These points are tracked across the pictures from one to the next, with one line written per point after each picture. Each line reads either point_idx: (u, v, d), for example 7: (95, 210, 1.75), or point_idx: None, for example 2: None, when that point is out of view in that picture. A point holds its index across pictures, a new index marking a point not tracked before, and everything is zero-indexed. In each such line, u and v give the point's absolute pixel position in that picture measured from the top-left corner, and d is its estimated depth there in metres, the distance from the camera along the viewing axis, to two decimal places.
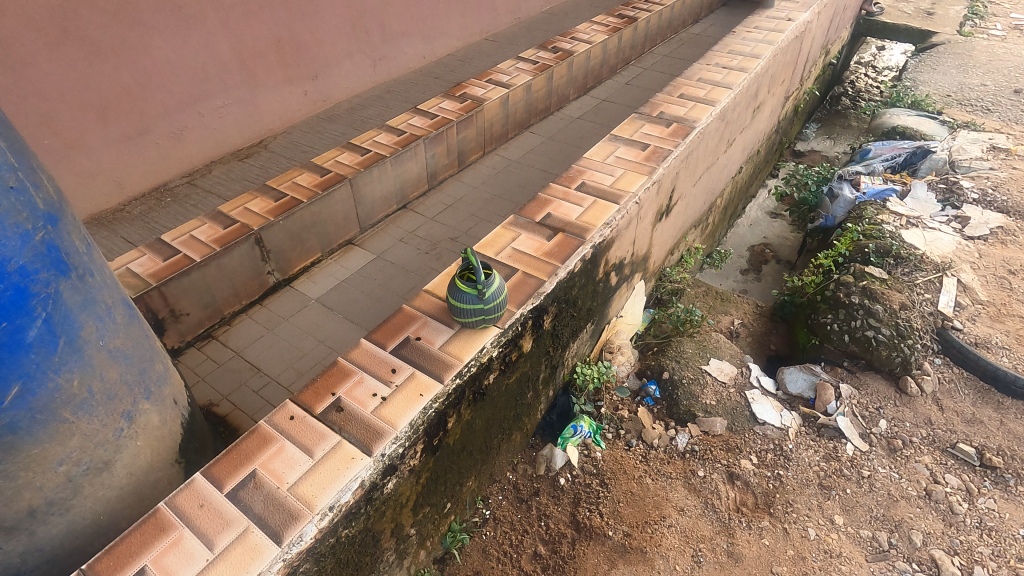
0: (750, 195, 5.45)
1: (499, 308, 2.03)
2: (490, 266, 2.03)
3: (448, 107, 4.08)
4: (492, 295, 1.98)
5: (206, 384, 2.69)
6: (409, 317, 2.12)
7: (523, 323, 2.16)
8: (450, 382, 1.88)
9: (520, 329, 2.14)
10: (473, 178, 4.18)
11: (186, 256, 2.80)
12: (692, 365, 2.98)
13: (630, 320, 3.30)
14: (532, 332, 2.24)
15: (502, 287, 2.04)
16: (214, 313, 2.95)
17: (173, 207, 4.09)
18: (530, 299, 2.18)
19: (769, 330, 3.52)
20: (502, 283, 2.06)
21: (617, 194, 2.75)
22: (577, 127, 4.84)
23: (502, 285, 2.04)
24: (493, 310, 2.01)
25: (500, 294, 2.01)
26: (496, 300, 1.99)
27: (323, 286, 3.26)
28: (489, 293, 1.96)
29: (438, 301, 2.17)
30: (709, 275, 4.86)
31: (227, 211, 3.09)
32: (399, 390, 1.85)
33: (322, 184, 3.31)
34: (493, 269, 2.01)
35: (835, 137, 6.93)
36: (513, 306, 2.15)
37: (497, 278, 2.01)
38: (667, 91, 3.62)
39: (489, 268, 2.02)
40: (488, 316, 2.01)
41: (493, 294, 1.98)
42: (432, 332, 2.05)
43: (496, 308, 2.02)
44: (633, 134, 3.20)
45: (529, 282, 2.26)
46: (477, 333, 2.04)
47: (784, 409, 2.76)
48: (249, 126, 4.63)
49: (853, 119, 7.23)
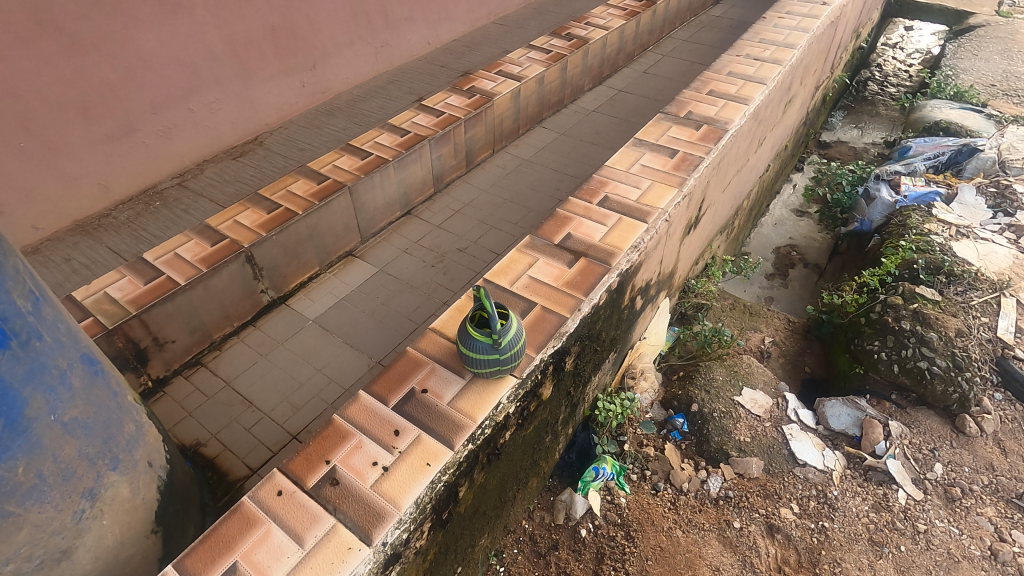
0: (774, 192, 5.11)
1: (516, 357, 1.78)
2: (506, 310, 1.77)
3: (455, 103, 3.77)
4: (509, 345, 1.73)
5: (194, 421, 2.47)
6: (414, 364, 1.86)
7: (543, 370, 1.91)
8: (462, 448, 1.65)
9: (539, 377, 1.90)
10: (482, 179, 3.88)
11: (170, 278, 2.55)
12: (724, 397, 2.72)
13: (653, 341, 3.02)
14: (553, 377, 1.99)
15: (520, 334, 1.78)
16: (203, 338, 2.71)
17: (162, 211, 3.82)
18: (551, 341, 1.92)
19: (803, 350, 3.25)
20: (520, 328, 1.80)
21: (644, 210, 2.47)
22: (592, 121, 4.51)
23: (520, 331, 1.79)
24: (509, 360, 1.75)
25: (517, 342, 1.76)
26: (514, 349, 1.73)
27: (321, 304, 3.01)
28: (505, 342, 1.70)
29: (447, 344, 1.92)
30: (732, 284, 4.53)
31: (216, 224, 2.83)
32: (402, 456, 1.61)
33: (319, 192, 3.04)
34: (509, 314, 1.76)
35: (863, 126, 6.54)
36: (531, 351, 1.89)
37: (514, 323, 1.76)
38: (694, 88, 3.30)
39: (504, 312, 1.76)
40: (503, 367, 1.76)
41: (510, 343, 1.72)
42: (440, 384, 1.80)
43: (513, 358, 1.76)
44: (659, 138, 2.90)
45: (550, 319, 2.00)
46: (491, 385, 1.78)
47: (826, 447, 2.52)
48: (243, 122, 4.33)
49: (881, 106, 6.83)
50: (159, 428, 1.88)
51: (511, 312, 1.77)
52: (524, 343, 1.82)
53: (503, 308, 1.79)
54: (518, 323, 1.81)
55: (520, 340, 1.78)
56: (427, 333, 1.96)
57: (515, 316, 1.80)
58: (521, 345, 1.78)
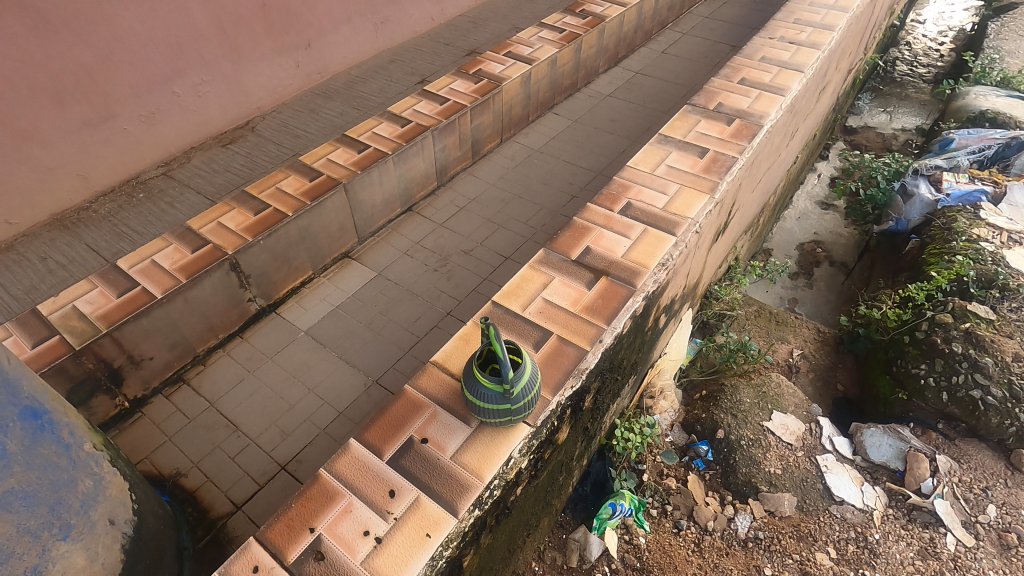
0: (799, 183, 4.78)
1: (529, 405, 1.55)
2: (519, 349, 1.53)
3: (460, 89, 3.47)
4: (521, 393, 1.49)
5: (174, 446, 2.27)
6: (413, 407, 1.63)
7: (559, 414, 1.68)
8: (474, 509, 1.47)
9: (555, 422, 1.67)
10: (489, 172, 3.59)
11: (145, 290, 2.32)
12: (752, 422, 2.49)
13: (674, 356, 2.76)
14: (570, 420, 1.77)
15: (534, 378, 1.55)
16: (184, 353, 2.48)
17: (146, 204, 3.55)
18: (568, 381, 1.69)
19: (835, 364, 3.00)
20: (535, 371, 1.57)
21: (672, 219, 2.20)
22: (607, 106, 4.19)
23: (534, 374, 1.55)
24: (520, 410, 1.52)
25: (531, 389, 1.53)
26: (526, 398, 1.50)
27: (314, 313, 2.77)
28: (517, 391, 1.47)
29: (450, 382, 1.69)
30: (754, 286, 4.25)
31: (198, 226, 2.58)
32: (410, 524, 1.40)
33: (311, 190, 2.78)
34: (523, 355, 1.52)
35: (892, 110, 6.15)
36: (548, 393, 1.66)
37: (528, 367, 1.52)
38: (723, 77, 3.00)
39: (516, 352, 1.53)
40: (513, 416, 1.53)
41: (522, 391, 1.49)
42: (443, 432, 1.57)
43: (525, 407, 1.53)
44: (687, 134, 2.61)
45: (568, 353, 1.76)
46: (501, 435, 1.56)
47: (865, 482, 2.31)
48: (232, 105, 4.03)
49: (911, 88, 6.44)
50: (123, 475, 1.67)
51: (524, 353, 1.53)
52: (538, 386, 1.59)
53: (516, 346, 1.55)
54: (532, 364, 1.58)
55: (534, 385, 1.55)
56: (427, 369, 1.73)
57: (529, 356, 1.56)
58: (534, 390, 1.55)
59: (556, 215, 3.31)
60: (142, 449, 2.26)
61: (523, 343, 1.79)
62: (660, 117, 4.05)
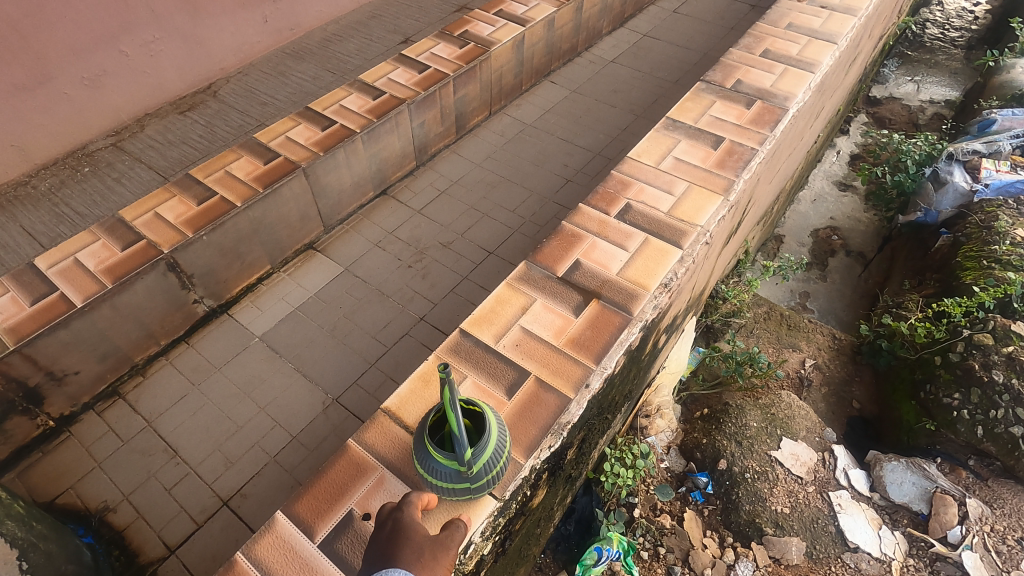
0: (815, 161, 4.36)
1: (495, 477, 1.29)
2: (482, 410, 1.25)
3: (442, 54, 3.05)
4: (482, 468, 1.22)
5: (104, 475, 2.00)
6: (356, 469, 1.36)
7: (535, 476, 1.40)
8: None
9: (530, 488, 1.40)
10: (475, 150, 3.20)
11: (64, 296, 1.99)
12: (757, 451, 2.23)
13: (674, 368, 2.42)
14: (549, 479, 1.50)
15: (501, 445, 1.27)
16: (119, 364, 2.18)
17: (91, 180, 3.15)
18: (546, 440, 1.40)
19: (851, 377, 2.69)
20: (502, 435, 1.29)
21: (678, 226, 1.86)
22: (610, 74, 3.74)
23: (501, 441, 1.27)
24: (483, 486, 1.25)
25: (496, 460, 1.25)
26: (488, 474, 1.23)
27: (271, 316, 2.45)
28: (476, 471, 1.21)
29: (404, 437, 1.41)
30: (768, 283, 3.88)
31: (131, 218, 2.23)
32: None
33: (265, 175, 2.41)
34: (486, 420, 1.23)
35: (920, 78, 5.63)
36: (520, 454, 1.37)
37: (492, 434, 1.24)
38: (744, 47, 2.59)
39: (479, 414, 1.24)
40: (474, 494, 1.26)
41: (484, 466, 1.22)
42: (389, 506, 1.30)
43: (490, 481, 1.26)
44: (699, 119, 2.23)
45: (546, 401, 1.46)
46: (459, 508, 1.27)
47: (883, 525, 2.06)
48: (191, 66, 3.58)
49: (942, 55, 5.90)
50: (11, 542, 1.44)
51: (489, 416, 1.25)
52: (507, 452, 1.31)
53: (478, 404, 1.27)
54: (499, 424, 1.30)
55: (502, 453, 1.28)
56: (377, 419, 1.44)
57: (495, 418, 1.28)
58: (502, 460, 1.27)
59: (548, 202, 2.93)
60: (68, 477, 2.00)
61: (494, 386, 1.49)
62: (669, 88, 3.61)
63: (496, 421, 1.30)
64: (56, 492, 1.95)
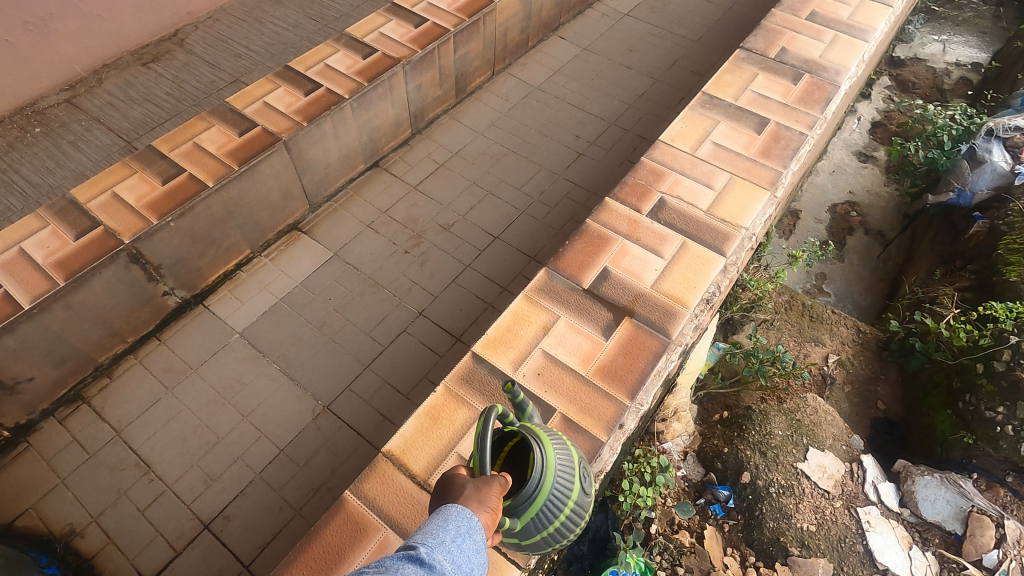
0: (836, 126, 3.75)
1: (563, 526, 1.11)
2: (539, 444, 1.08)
3: (441, 5, 2.67)
4: (534, 520, 1.05)
5: (69, 493, 1.80)
6: (358, 531, 1.28)
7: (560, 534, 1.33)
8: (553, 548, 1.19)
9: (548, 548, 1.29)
10: (477, 117, 2.87)
11: (9, 295, 1.72)
12: (783, 463, 2.08)
13: (690, 370, 2.07)
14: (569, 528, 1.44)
15: (564, 491, 1.08)
16: (80, 366, 1.94)
17: (42, 142, 2.77)
18: None
19: (876, 375, 2.49)
20: (569, 476, 1.09)
21: (720, 229, 1.68)
22: (625, 29, 3.36)
23: (563, 486, 1.08)
24: (540, 541, 1.10)
25: (556, 510, 1.07)
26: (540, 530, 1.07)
27: (252, 308, 2.20)
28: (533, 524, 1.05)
29: (411, 491, 1.32)
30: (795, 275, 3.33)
31: (86, 200, 1.94)
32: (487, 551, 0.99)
33: (241, 149, 2.10)
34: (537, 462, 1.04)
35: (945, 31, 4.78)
36: None
37: (548, 478, 1.05)
38: (788, 8, 2.30)
39: (532, 450, 1.07)
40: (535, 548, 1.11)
41: (534, 520, 1.05)
42: None
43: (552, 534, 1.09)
44: (740, 96, 2.01)
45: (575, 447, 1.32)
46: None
47: (913, 545, 1.96)
48: (151, 9, 3.13)
49: None
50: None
51: (546, 454, 1.06)
52: (577, 496, 1.11)
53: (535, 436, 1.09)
54: (564, 462, 1.10)
55: (567, 501, 1.08)
56: (379, 466, 1.34)
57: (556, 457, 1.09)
58: (566, 509, 1.08)
59: (558, 179, 2.65)
60: (28, 496, 1.79)
61: None
62: (690, 48, 3.27)
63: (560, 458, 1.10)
64: (14, 514, 1.75)
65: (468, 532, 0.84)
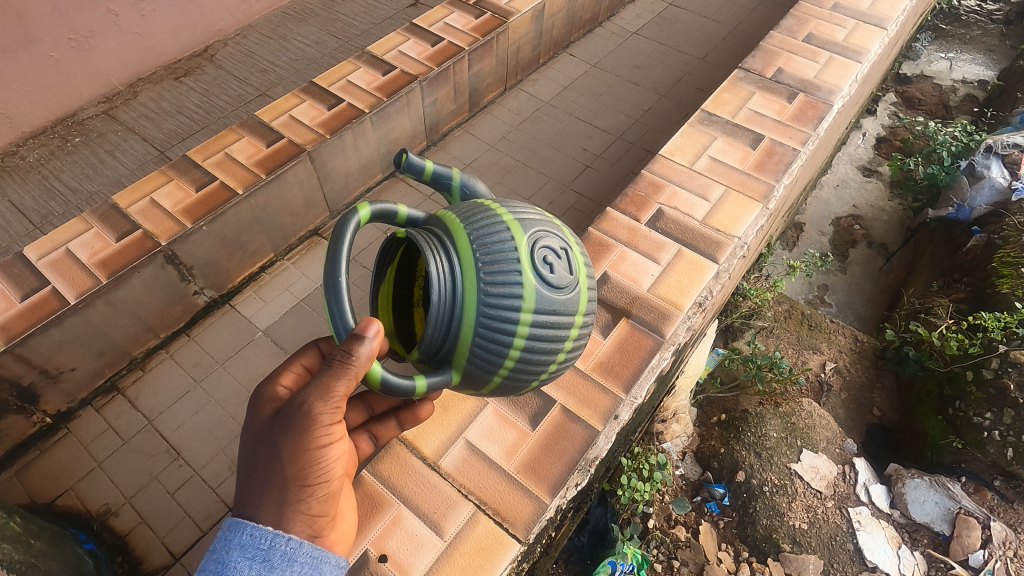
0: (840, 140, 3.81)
1: (533, 311, 1.19)
2: (452, 263, 1.18)
3: (457, 23, 2.81)
4: (485, 341, 1.19)
5: (104, 476, 1.94)
6: (369, 504, 1.42)
7: (556, 514, 1.47)
8: (564, 365, 1.34)
9: (539, 526, 1.42)
10: (490, 130, 3.02)
11: (55, 291, 1.86)
12: (777, 464, 2.17)
13: (692, 372, 2.20)
14: (564, 513, 1.56)
15: (507, 301, 1.17)
16: (116, 359, 2.08)
17: (81, 151, 2.95)
18: (571, 482, 1.47)
19: (873, 383, 2.57)
20: (494, 268, 1.17)
21: (713, 238, 1.85)
22: (632, 47, 3.50)
23: (500, 296, 1.17)
24: (523, 325, 1.19)
25: (503, 316, 1.18)
26: (502, 315, 1.17)
27: (274, 308, 2.34)
28: (493, 311, 1.17)
29: (422, 473, 1.47)
30: (794, 284, 3.40)
31: (126, 205, 2.08)
32: (374, 436, 1.46)
33: (268, 159, 2.24)
34: (439, 291, 1.17)
35: (953, 47, 4.81)
36: (546, 495, 1.45)
37: (465, 272, 1.18)
38: (786, 31, 2.47)
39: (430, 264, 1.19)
40: (524, 374, 1.28)
41: (487, 316, 1.17)
42: (406, 550, 1.36)
43: (524, 350, 1.22)
44: (737, 114, 2.17)
45: (574, 434, 1.53)
46: (486, 554, 1.36)
47: (902, 544, 2.04)
48: (185, 26, 3.32)
49: (972, 14, 5.11)
50: (7, 567, 1.44)
51: (433, 261, 1.18)
52: (535, 298, 1.19)
53: (454, 253, 1.19)
54: (496, 266, 1.17)
55: (517, 311, 1.18)
56: (393, 450, 1.49)
57: (478, 267, 1.17)
58: (512, 294, 1.17)
59: (566, 190, 2.79)
60: (67, 478, 1.93)
61: (516, 417, 1.57)
62: (695, 65, 3.40)
63: (488, 260, 1.17)
64: (54, 494, 1.90)
65: (263, 559, 1.11)
